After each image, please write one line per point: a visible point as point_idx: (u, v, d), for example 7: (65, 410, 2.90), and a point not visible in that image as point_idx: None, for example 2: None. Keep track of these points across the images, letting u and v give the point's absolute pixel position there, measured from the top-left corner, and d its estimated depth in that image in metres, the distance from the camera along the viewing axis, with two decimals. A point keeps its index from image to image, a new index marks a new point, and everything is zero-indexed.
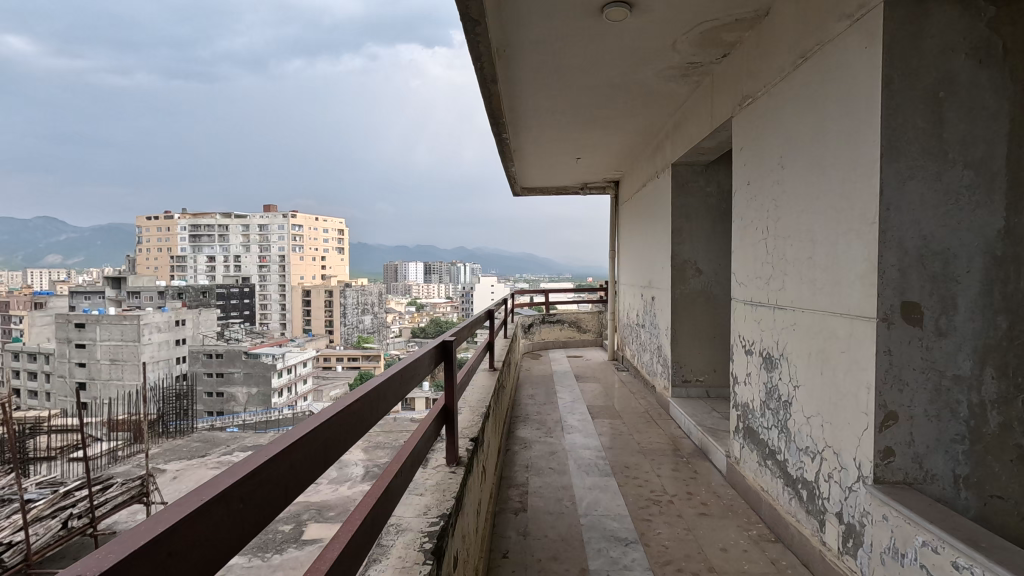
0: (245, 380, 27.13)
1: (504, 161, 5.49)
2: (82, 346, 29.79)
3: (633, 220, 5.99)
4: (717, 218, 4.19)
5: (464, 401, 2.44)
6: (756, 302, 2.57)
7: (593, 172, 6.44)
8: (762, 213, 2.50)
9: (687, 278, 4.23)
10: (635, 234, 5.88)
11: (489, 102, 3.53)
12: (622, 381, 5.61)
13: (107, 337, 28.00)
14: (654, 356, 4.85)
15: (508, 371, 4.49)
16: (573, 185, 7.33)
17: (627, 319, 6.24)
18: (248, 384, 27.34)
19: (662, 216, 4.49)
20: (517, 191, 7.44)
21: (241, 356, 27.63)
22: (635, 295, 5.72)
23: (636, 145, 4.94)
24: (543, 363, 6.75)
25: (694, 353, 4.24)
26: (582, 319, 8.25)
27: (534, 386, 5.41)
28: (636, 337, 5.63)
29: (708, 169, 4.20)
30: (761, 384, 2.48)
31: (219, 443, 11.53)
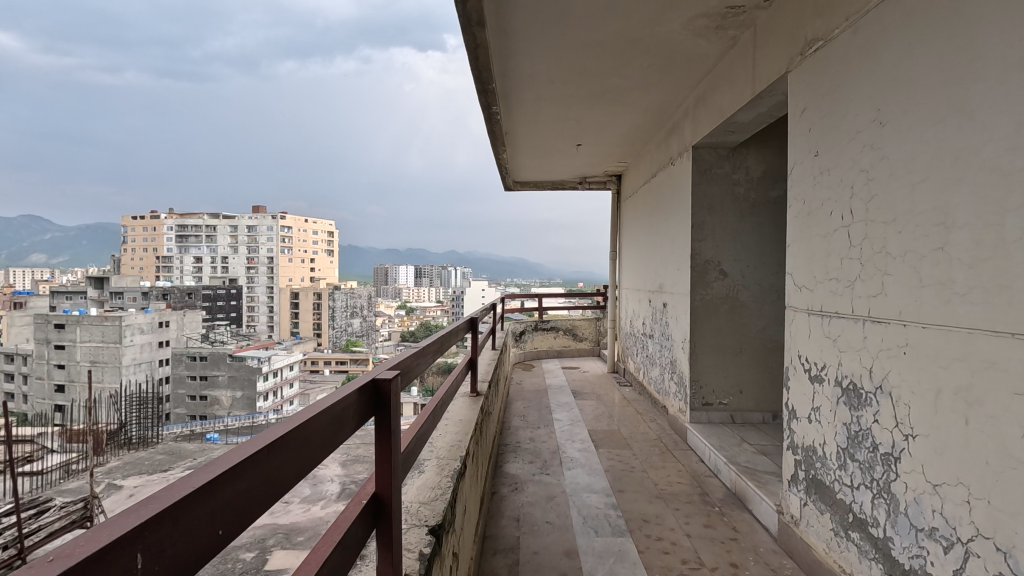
0: (228, 384, 26.25)
1: (495, 146, 4.80)
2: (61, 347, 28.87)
3: (639, 217, 5.34)
4: (745, 210, 3.56)
5: (432, 446, 1.75)
6: (830, 313, 1.90)
7: (594, 163, 5.79)
8: (841, 191, 1.84)
9: (709, 281, 3.58)
10: (641, 232, 5.22)
11: (475, 58, 2.85)
12: (625, 399, 4.94)
13: (87, 338, 27.08)
14: (666, 372, 4.19)
15: (495, 389, 3.81)
16: (571, 179, 6.66)
17: (630, 328, 5.59)
18: (231, 388, 26.46)
19: (679, 208, 3.84)
20: (509, 186, 6.77)
21: (226, 360, 26.77)
22: (642, 302, 5.06)
23: (648, 128, 4.29)
24: (535, 376, 6.06)
25: (717, 370, 3.58)
26: (579, 327, 7.58)
27: (525, 404, 4.72)
28: (642, 349, 4.96)
29: (734, 152, 3.57)
30: (840, 425, 1.82)
31: (185, 456, 10.76)
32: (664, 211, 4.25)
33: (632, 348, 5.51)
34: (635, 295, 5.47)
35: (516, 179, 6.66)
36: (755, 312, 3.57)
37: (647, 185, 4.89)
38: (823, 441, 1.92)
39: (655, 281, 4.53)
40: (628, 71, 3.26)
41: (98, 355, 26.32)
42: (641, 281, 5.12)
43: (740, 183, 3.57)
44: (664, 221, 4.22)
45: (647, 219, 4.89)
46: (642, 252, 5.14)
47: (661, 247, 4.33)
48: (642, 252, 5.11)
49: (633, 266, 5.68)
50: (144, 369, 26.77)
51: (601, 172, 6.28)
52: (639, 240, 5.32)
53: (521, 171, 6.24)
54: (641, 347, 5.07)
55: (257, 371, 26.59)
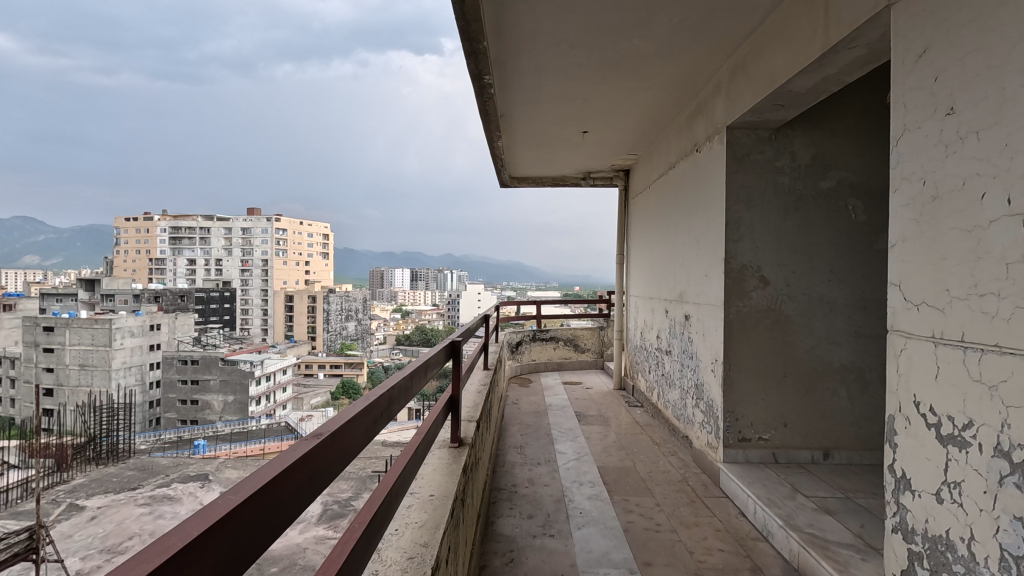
0: (219, 388, 25.55)
1: (490, 133, 4.16)
2: (49, 350, 28.20)
3: (652, 216, 4.71)
4: (791, 204, 2.94)
5: (379, 560, 1.11)
6: (979, 345, 1.28)
7: (600, 155, 5.17)
8: (1005, 162, 1.22)
9: (747, 290, 2.96)
10: (655, 234, 4.59)
11: (463, 5, 2.22)
12: (637, 424, 4.31)
13: (76, 341, 26.39)
14: (688, 396, 3.56)
15: (487, 420, 3.16)
16: (573, 175, 6.04)
17: (641, 341, 4.96)
18: (224, 392, 25.82)
19: (708, 203, 3.21)
20: (505, 181, 6.14)
21: (217, 363, 26.11)
22: (656, 311, 4.43)
23: (668, 109, 3.68)
24: (533, 393, 5.42)
25: (756, 398, 2.95)
26: (580, 336, 6.95)
27: (522, 431, 4.08)
28: (658, 367, 4.33)
29: (777, 134, 2.95)
30: (1011, 520, 1.19)
31: (156, 472, 10.06)
32: (687, 206, 3.63)
33: (643, 364, 4.88)
34: (646, 305, 4.85)
35: (514, 174, 6.04)
36: (802, 328, 2.95)
37: (664, 178, 4.27)
38: (972, 535, 1.29)
39: (674, 288, 3.91)
40: (653, 31, 2.64)
41: (86, 359, 25.59)
42: (655, 290, 4.50)
43: (784, 171, 2.95)
44: (688, 219, 3.60)
45: (664, 218, 4.27)
46: (656, 256, 4.53)
47: (683, 249, 3.70)
48: (657, 255, 4.49)
49: (644, 270, 5.07)
50: (131, 374, 26.07)
51: (607, 167, 5.66)
52: (652, 243, 4.69)
53: (518, 164, 5.61)
54: (654, 364, 4.45)
55: (249, 375, 25.90)
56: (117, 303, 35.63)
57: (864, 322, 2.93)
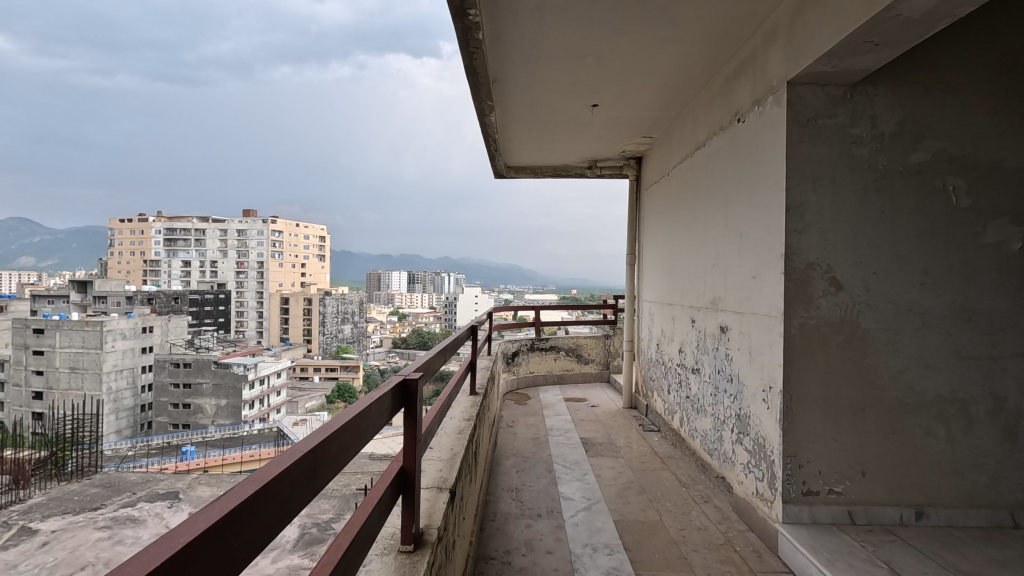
0: (213, 392, 24.85)
1: (480, 106, 3.45)
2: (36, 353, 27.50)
3: (674, 208, 3.99)
4: (871, 183, 2.25)
5: None
6: None
7: (611, 137, 4.47)
8: None
9: (814, 296, 2.26)
10: (677, 228, 3.89)
11: None
12: (657, 456, 3.61)
13: (64, 344, 25.68)
14: (727, 428, 2.86)
15: (474, 464, 2.45)
16: (577, 164, 5.35)
17: (658, 354, 4.26)
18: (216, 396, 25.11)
19: (758, 184, 2.50)
20: (501, 171, 5.44)
21: (209, 367, 25.39)
22: (679, 321, 3.73)
23: (702, 69, 2.98)
24: (532, 414, 4.72)
25: (826, 438, 2.25)
26: (583, 346, 6.24)
27: (518, 466, 3.37)
28: (682, 389, 3.63)
29: (854, 91, 2.24)
30: None
31: (123, 491, 9.30)
32: (725, 191, 2.92)
33: (661, 383, 4.18)
34: (665, 313, 4.15)
35: (511, 161, 5.34)
36: (886, 346, 2.24)
37: (691, 161, 3.57)
38: None
39: (706, 294, 3.21)
40: None
41: (76, 362, 24.90)
42: (678, 296, 3.80)
43: (862, 141, 2.25)
44: (727, 207, 2.89)
45: (690, 207, 3.57)
46: (678, 255, 3.85)
47: (721, 244, 2.98)
48: (680, 253, 3.79)
49: (661, 271, 4.38)
50: (118, 378, 25.32)
51: (617, 155, 4.99)
52: (673, 239, 3.99)
53: (515, 149, 4.91)
54: (678, 384, 3.75)
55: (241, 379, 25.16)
56: (108, 305, 34.88)
57: (968, 340, 2.23)
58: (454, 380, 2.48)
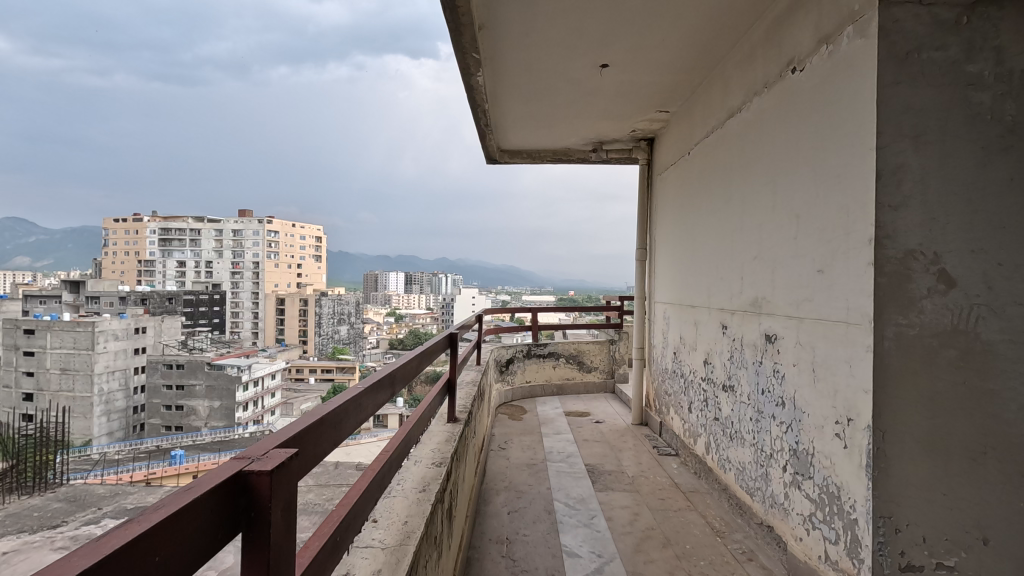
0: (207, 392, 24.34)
1: (465, 63, 2.84)
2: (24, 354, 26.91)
3: (697, 192, 3.37)
4: (997, 136, 1.61)
5: None
6: None
7: (620, 111, 3.87)
8: None
9: (916, 295, 1.62)
10: (701, 217, 3.28)
11: None
12: (678, 490, 3.00)
13: (53, 344, 25.08)
14: (776, 465, 2.24)
15: (452, 522, 1.83)
16: (580, 147, 4.74)
17: (677, 364, 3.66)
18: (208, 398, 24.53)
19: (830, 147, 1.88)
20: (493, 153, 4.85)
21: (202, 368, 24.80)
22: (705, 326, 3.13)
23: (743, 7, 2.36)
24: (528, 433, 4.10)
25: (932, 491, 1.62)
26: (586, 353, 5.63)
27: (511, 505, 2.76)
28: (710, 409, 3.02)
29: (971, 15, 1.63)
30: None
31: (88, 505, 8.67)
32: (775, 163, 2.30)
33: (680, 399, 3.58)
34: (684, 318, 3.56)
35: (506, 144, 4.73)
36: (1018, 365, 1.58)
37: (721, 133, 2.95)
38: None
39: (744, 294, 2.59)
40: None
41: (68, 362, 24.39)
42: (703, 297, 3.19)
43: (982, 82, 1.63)
44: (778, 181, 2.27)
45: (719, 190, 2.95)
46: (702, 248, 3.24)
47: (769, 230, 2.36)
48: (705, 247, 3.17)
49: (678, 267, 3.78)
50: (109, 379, 24.75)
51: (626, 135, 4.39)
52: (696, 229, 3.38)
53: (509, 128, 4.29)
54: (703, 403, 3.14)
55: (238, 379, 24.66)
56: (99, 305, 34.22)
57: None
58: (418, 409, 1.86)
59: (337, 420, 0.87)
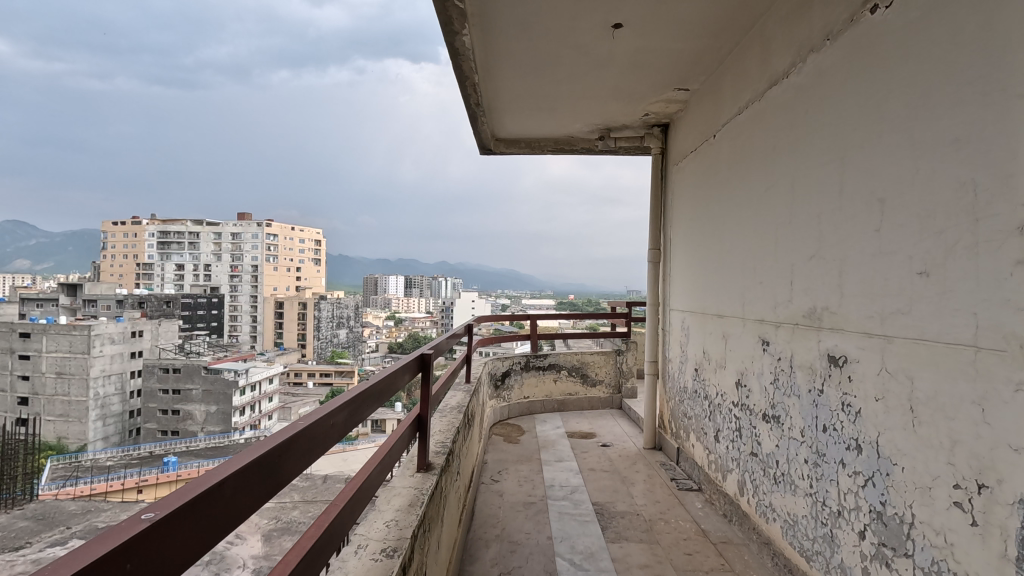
0: (201, 397, 23.82)
1: (447, 17, 2.32)
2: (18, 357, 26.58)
3: (725, 180, 2.85)
4: None
5: None
6: None
7: (631, 89, 3.34)
8: None
9: None
10: (733, 209, 2.74)
11: None
12: (707, 541, 2.46)
13: (47, 347, 24.70)
14: (846, 526, 1.72)
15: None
16: (585, 135, 4.23)
17: (700, 383, 3.14)
18: (202, 404, 23.99)
19: (948, 101, 1.36)
20: (488, 142, 4.33)
21: (197, 372, 24.29)
22: (738, 339, 2.62)
23: None
24: (525, 460, 3.58)
25: None
26: (590, 364, 5.12)
27: (502, 564, 2.22)
28: (745, 440, 2.49)
29: None
30: None
31: (58, 523, 8.22)
32: (845, 132, 1.78)
33: (704, 424, 3.06)
34: (708, 329, 3.04)
35: (501, 132, 4.23)
36: None
37: (759, 107, 2.43)
38: None
39: (795, 301, 2.08)
40: None
41: (61, 366, 24.00)
42: (734, 306, 2.67)
43: None
44: (849, 156, 1.75)
45: (758, 175, 2.43)
46: (732, 246, 2.73)
47: (834, 220, 1.83)
48: (738, 244, 2.65)
49: (699, 271, 3.27)
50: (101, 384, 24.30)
51: (637, 119, 3.88)
52: (723, 224, 2.86)
53: (505, 112, 3.80)
54: (735, 433, 2.62)
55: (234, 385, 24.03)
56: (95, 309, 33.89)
57: None
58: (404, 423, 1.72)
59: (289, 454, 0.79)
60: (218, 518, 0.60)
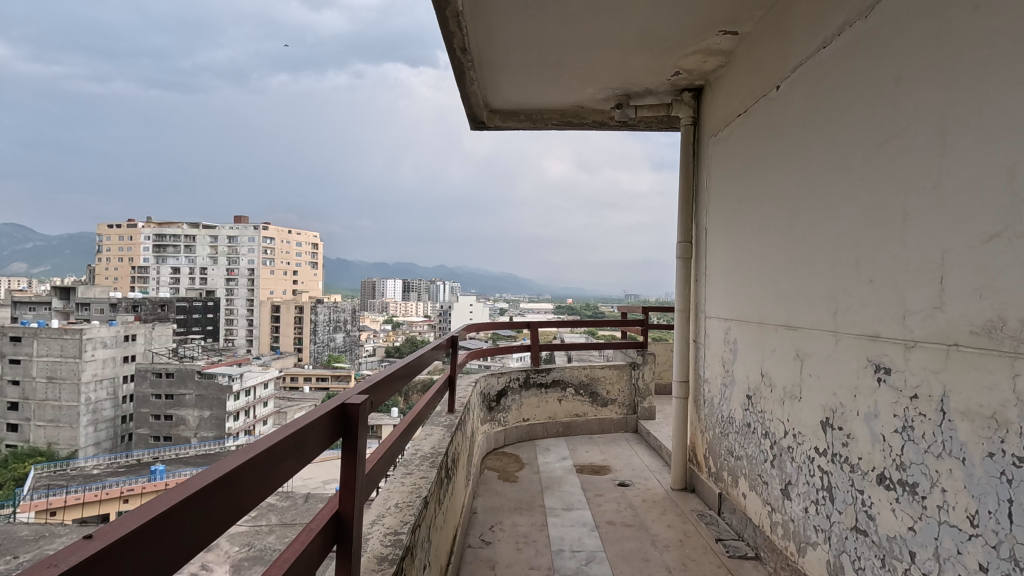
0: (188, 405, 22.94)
1: None
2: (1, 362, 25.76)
3: (792, 141, 2.11)
4: None
5: None
6: None
7: (665, 32, 2.58)
8: None
9: None
10: (806, 181, 2.00)
11: None
12: None
13: (28, 352, 23.81)
14: None
15: None
16: (598, 104, 3.48)
17: (756, 414, 2.39)
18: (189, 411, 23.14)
19: None
20: (482, 112, 3.57)
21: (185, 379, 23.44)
22: (823, 361, 1.87)
23: None
24: (526, 510, 2.82)
25: None
26: (600, 381, 4.37)
27: None
28: (842, 507, 1.74)
29: None
30: None
31: (6, 553, 7.39)
32: None
33: (762, 469, 2.32)
34: (766, 344, 2.30)
35: (497, 100, 3.48)
36: None
37: (865, 29, 1.69)
38: None
39: (952, 310, 1.32)
40: None
41: (43, 371, 23.14)
42: (814, 317, 1.92)
43: None
44: None
45: (861, 126, 1.69)
46: (807, 232, 1.99)
47: None
48: (818, 228, 1.91)
49: (748, 269, 2.54)
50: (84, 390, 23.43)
51: (663, 82, 3.15)
52: (790, 204, 2.12)
53: (502, 70, 3.03)
54: (820, 493, 1.87)
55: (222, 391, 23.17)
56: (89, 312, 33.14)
57: None
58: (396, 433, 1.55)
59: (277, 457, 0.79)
60: (210, 516, 0.63)
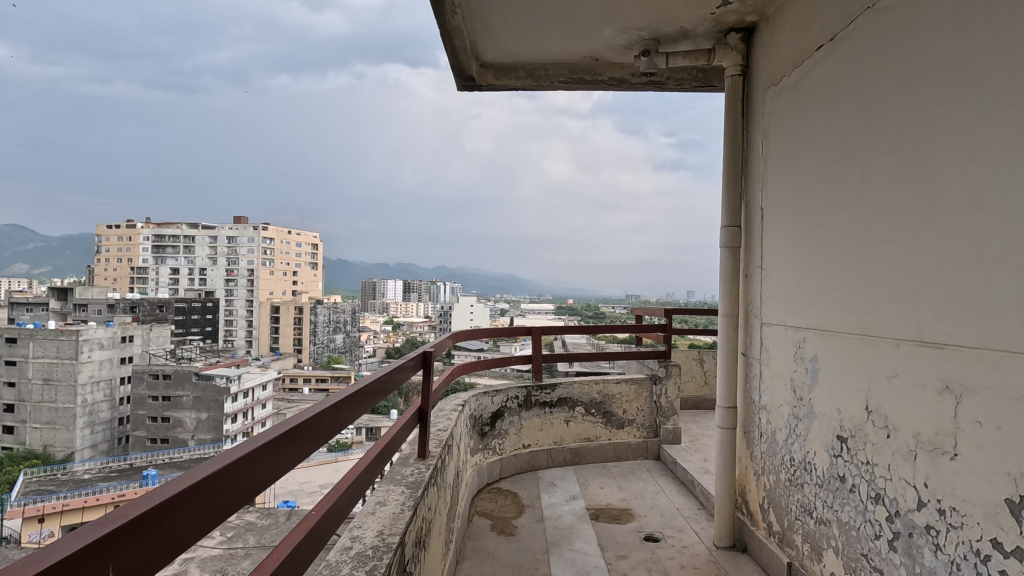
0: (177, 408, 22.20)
1: None
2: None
3: (937, 63, 1.39)
4: None
5: None
6: None
7: None
8: None
9: None
10: (968, 119, 1.29)
11: None
12: None
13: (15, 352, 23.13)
14: None
15: None
16: (617, 53, 2.75)
17: (856, 467, 1.67)
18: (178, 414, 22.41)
19: None
20: (471, 65, 2.83)
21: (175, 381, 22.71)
22: (1008, 400, 1.15)
23: None
24: None
25: None
26: (615, 399, 3.63)
27: None
28: None
29: None
30: None
31: None
32: None
33: (870, 550, 1.59)
34: (876, 368, 1.58)
35: (488, 47, 2.72)
36: None
37: None
38: None
39: None
40: None
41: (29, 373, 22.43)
42: (991, 330, 1.20)
43: None
44: None
45: None
46: (973, 195, 1.26)
47: None
48: (1001, 188, 1.19)
49: (835, 259, 1.81)
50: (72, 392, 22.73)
51: (704, 19, 2.42)
52: (928, 158, 1.40)
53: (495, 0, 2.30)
54: None
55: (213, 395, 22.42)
56: (83, 312, 32.44)
57: None
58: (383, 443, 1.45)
59: (259, 460, 0.79)
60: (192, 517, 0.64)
